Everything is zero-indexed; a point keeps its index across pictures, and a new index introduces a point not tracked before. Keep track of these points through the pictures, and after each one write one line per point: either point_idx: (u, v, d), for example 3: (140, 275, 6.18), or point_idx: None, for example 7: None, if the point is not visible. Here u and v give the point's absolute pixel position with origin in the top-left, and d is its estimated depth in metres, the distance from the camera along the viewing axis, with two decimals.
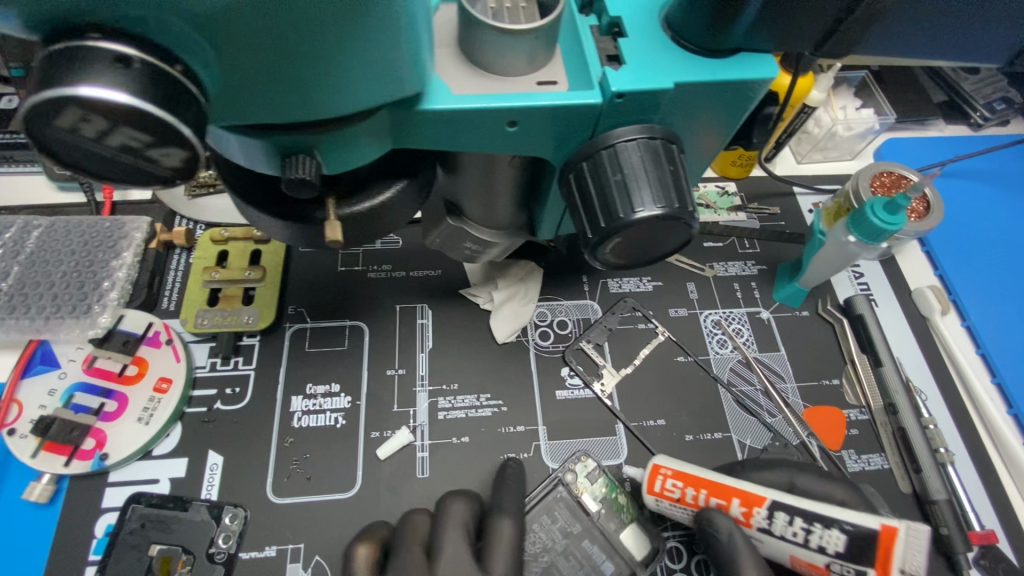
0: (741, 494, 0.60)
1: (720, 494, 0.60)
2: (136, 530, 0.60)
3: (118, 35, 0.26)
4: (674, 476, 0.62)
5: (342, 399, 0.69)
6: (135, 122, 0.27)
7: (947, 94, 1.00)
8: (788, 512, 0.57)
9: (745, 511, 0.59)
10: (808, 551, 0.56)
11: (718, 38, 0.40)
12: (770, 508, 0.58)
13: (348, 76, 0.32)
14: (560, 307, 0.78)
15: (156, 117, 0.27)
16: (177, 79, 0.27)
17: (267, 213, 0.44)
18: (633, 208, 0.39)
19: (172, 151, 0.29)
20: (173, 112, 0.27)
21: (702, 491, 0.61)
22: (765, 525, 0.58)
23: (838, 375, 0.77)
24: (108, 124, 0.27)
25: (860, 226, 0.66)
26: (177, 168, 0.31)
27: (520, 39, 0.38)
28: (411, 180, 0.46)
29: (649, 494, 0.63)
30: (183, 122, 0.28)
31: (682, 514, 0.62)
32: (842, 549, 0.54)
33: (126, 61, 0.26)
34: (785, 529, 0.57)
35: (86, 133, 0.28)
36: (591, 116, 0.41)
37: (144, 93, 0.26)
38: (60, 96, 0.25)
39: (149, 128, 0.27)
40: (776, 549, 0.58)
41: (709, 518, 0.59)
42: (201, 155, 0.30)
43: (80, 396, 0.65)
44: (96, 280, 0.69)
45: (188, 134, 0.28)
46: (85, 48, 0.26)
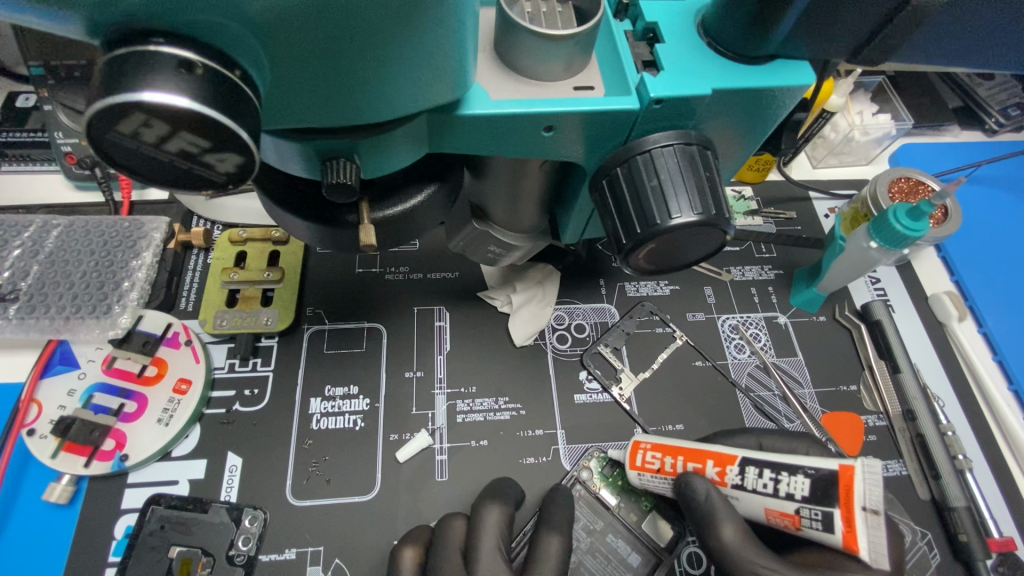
0: (715, 455, 0.61)
1: (697, 459, 0.61)
2: (156, 532, 0.60)
3: (180, 41, 0.27)
4: (652, 449, 0.63)
5: (360, 402, 0.69)
6: (195, 128, 0.28)
7: (962, 100, 1.00)
8: (757, 466, 0.58)
9: (719, 470, 0.60)
10: (777, 500, 0.56)
11: (757, 45, 0.40)
12: (742, 464, 0.59)
13: (395, 80, 0.32)
14: (578, 310, 0.77)
15: (216, 122, 0.28)
16: (236, 84, 0.28)
17: (298, 215, 0.44)
18: (670, 214, 0.39)
19: (228, 156, 0.30)
20: (234, 117, 0.28)
21: (679, 458, 0.62)
22: (738, 483, 0.59)
23: (856, 380, 0.77)
24: (169, 129, 0.28)
25: (883, 233, 0.67)
26: (230, 172, 0.32)
27: (561, 44, 0.38)
28: (442, 184, 0.46)
29: (632, 469, 0.64)
30: (242, 126, 0.28)
31: (662, 486, 0.63)
32: (808, 493, 0.54)
33: (190, 67, 0.27)
34: (756, 482, 0.58)
35: (147, 138, 0.29)
36: (628, 121, 0.41)
37: (204, 98, 0.27)
38: (127, 102, 0.26)
39: (208, 132, 0.28)
40: (752, 506, 0.58)
41: (687, 480, 0.60)
42: (255, 160, 0.31)
43: (100, 396, 0.65)
44: (116, 280, 0.69)
45: (246, 138, 0.29)
46: (148, 52, 0.26)
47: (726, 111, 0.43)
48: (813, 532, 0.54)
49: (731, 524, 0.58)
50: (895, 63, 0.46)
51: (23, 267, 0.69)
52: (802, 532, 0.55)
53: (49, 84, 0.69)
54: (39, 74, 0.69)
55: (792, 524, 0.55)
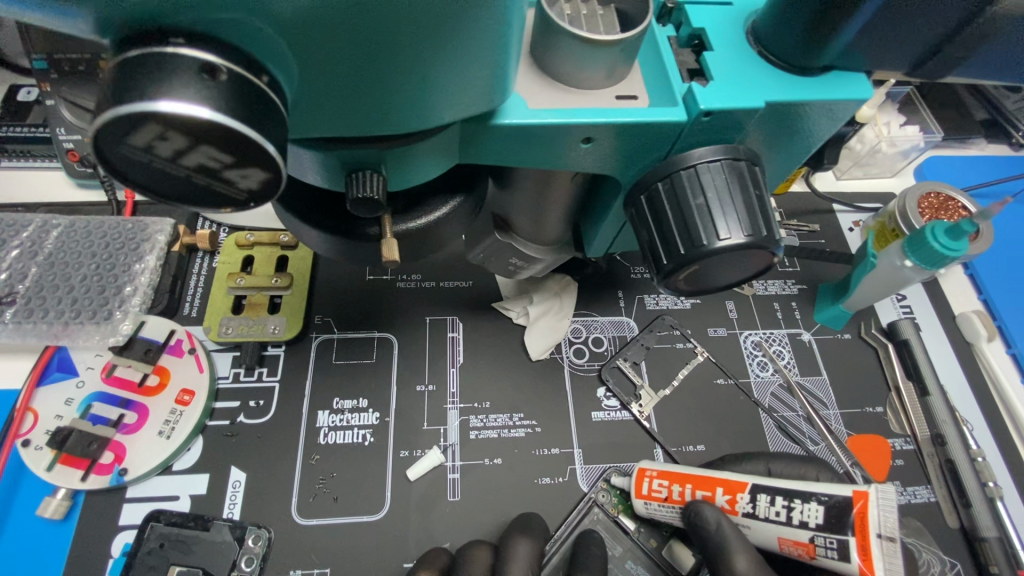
0: (724, 482, 0.57)
1: (707, 486, 0.57)
2: (154, 551, 0.57)
3: (202, 42, 0.24)
4: (659, 476, 0.60)
5: (370, 416, 0.66)
6: (217, 141, 0.26)
7: (989, 113, 0.97)
8: (770, 493, 0.55)
9: (730, 499, 0.56)
10: (791, 529, 0.53)
11: (811, 55, 0.38)
12: (752, 491, 0.56)
13: (435, 88, 0.30)
14: (596, 323, 0.75)
15: (239, 133, 0.25)
16: (262, 91, 0.26)
17: (314, 226, 0.41)
18: (718, 235, 0.37)
19: (252, 172, 0.28)
20: (261, 129, 0.25)
21: (688, 486, 0.58)
22: (749, 510, 0.56)
23: (882, 402, 0.73)
24: (187, 142, 0.26)
25: (919, 252, 0.65)
26: (251, 189, 0.29)
27: (604, 51, 0.36)
28: (467, 197, 0.43)
29: (638, 498, 0.60)
30: (269, 139, 0.26)
31: (670, 514, 0.59)
32: (823, 521, 0.51)
33: (213, 72, 0.24)
34: (768, 510, 0.54)
35: (161, 151, 0.26)
36: (672, 134, 0.38)
37: (227, 108, 0.24)
38: (141, 112, 0.24)
39: (232, 147, 0.26)
40: (764, 535, 0.55)
41: (697, 509, 0.56)
42: (281, 177, 0.28)
43: (98, 406, 0.63)
44: (117, 284, 0.66)
45: (272, 151, 0.26)
46: (166, 55, 0.24)
47: (776, 124, 0.40)
48: (828, 561, 0.51)
49: (744, 554, 0.54)
50: (952, 76, 0.43)
51: (21, 269, 0.66)
52: (817, 561, 0.52)
53: (52, 78, 0.68)
54: (42, 67, 0.67)
55: (806, 552, 0.52)
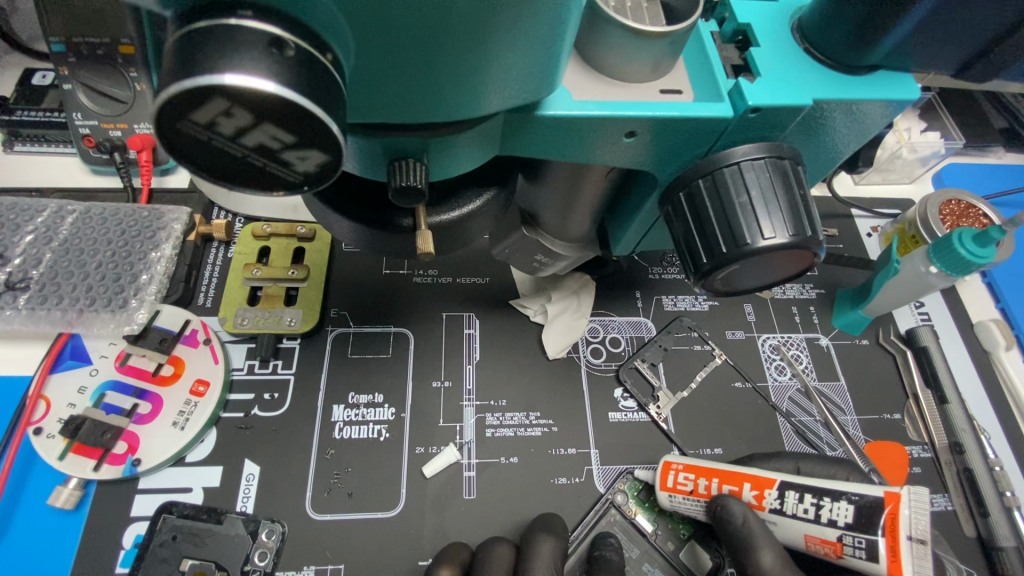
0: (752, 478, 0.57)
1: (733, 481, 0.57)
2: (167, 543, 0.56)
3: (267, 16, 0.24)
4: (685, 469, 0.59)
5: (385, 411, 0.66)
6: (282, 120, 0.25)
7: (1008, 121, 0.95)
8: (798, 490, 0.54)
9: (758, 495, 0.56)
10: (818, 527, 0.53)
11: (861, 54, 0.38)
12: (781, 488, 0.55)
13: (489, 75, 0.29)
14: (613, 323, 0.74)
15: (303, 111, 0.24)
16: (327, 69, 0.25)
17: (347, 216, 0.40)
18: (761, 234, 0.36)
19: (312, 154, 0.27)
20: (323, 108, 0.25)
21: (715, 481, 0.57)
22: (777, 507, 0.55)
23: (900, 409, 0.72)
24: (251, 119, 0.25)
25: (943, 256, 0.66)
26: (307, 173, 0.28)
27: (654, 43, 0.35)
28: (500, 190, 0.42)
29: (663, 491, 0.59)
30: (333, 119, 0.25)
31: (694, 508, 0.59)
32: (852, 521, 0.51)
33: (280, 47, 0.24)
34: (796, 507, 0.54)
35: (223, 129, 0.25)
36: (717, 130, 0.38)
37: (291, 83, 0.24)
38: (209, 85, 0.23)
39: (295, 126, 0.25)
40: (790, 532, 0.55)
41: (723, 503, 0.55)
42: (340, 161, 0.28)
43: (112, 395, 0.62)
44: (133, 272, 0.66)
45: (335, 131, 0.26)
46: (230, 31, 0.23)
47: (819, 123, 0.40)
48: (857, 561, 0.51)
49: (770, 550, 0.54)
50: (993, 81, 0.43)
51: (35, 254, 0.65)
52: (844, 560, 0.52)
53: (70, 62, 0.67)
54: (59, 51, 0.67)
55: (833, 551, 0.52)
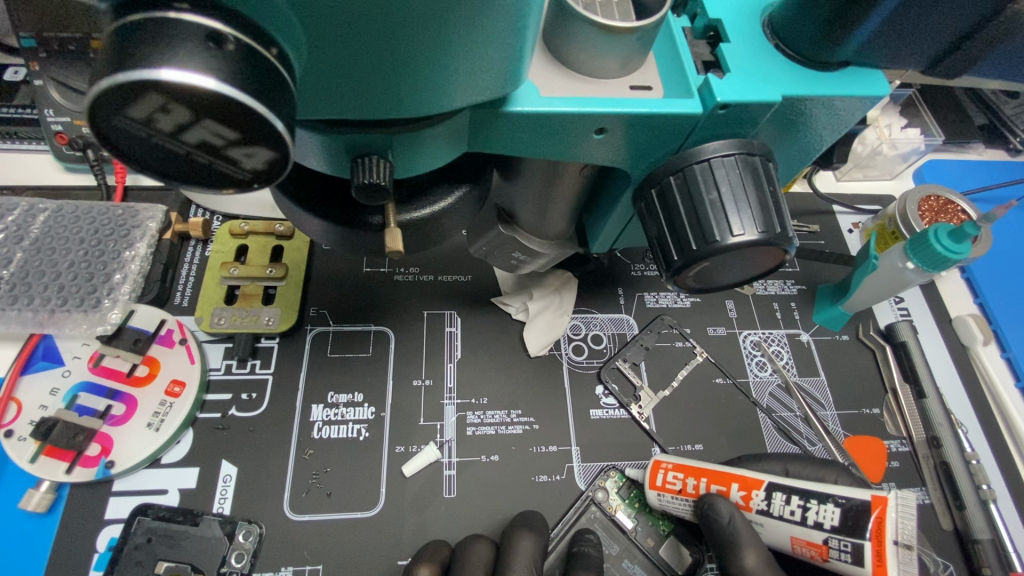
0: (740, 478, 0.57)
1: (721, 481, 0.57)
2: (142, 545, 0.56)
3: (209, 11, 0.23)
4: (674, 468, 0.59)
5: (365, 410, 0.65)
6: (222, 116, 0.24)
7: (988, 117, 0.96)
8: (785, 492, 0.54)
9: (745, 494, 0.56)
10: (805, 529, 0.53)
11: (829, 50, 0.38)
12: (768, 489, 0.55)
13: (450, 70, 0.29)
14: (595, 320, 0.74)
15: (245, 107, 0.24)
16: (272, 64, 0.25)
17: (314, 213, 0.39)
18: (730, 231, 0.36)
19: (259, 152, 0.26)
20: (267, 104, 0.24)
21: (703, 480, 0.58)
22: (763, 508, 0.55)
23: (878, 404, 0.73)
24: (190, 115, 0.24)
25: (920, 253, 0.66)
26: (256, 170, 0.28)
27: (621, 38, 0.35)
28: (473, 187, 0.42)
29: (651, 489, 0.60)
30: (277, 116, 0.25)
31: (682, 507, 0.59)
32: (838, 523, 0.51)
33: (219, 41, 0.23)
34: (783, 509, 0.54)
35: (162, 125, 0.25)
36: (687, 126, 0.38)
37: (233, 80, 0.23)
38: (141, 80, 0.22)
39: (239, 123, 0.25)
40: (777, 533, 0.55)
41: (710, 502, 0.56)
42: (289, 158, 0.27)
43: (85, 397, 0.61)
44: (106, 271, 0.64)
45: (281, 129, 0.25)
46: (171, 28, 0.23)
47: (790, 120, 0.40)
48: (842, 564, 0.51)
49: (753, 552, 0.54)
50: (964, 76, 0.43)
51: (6, 254, 0.64)
52: (829, 563, 0.52)
53: (40, 57, 0.64)
54: (29, 46, 0.64)
55: (819, 554, 0.52)
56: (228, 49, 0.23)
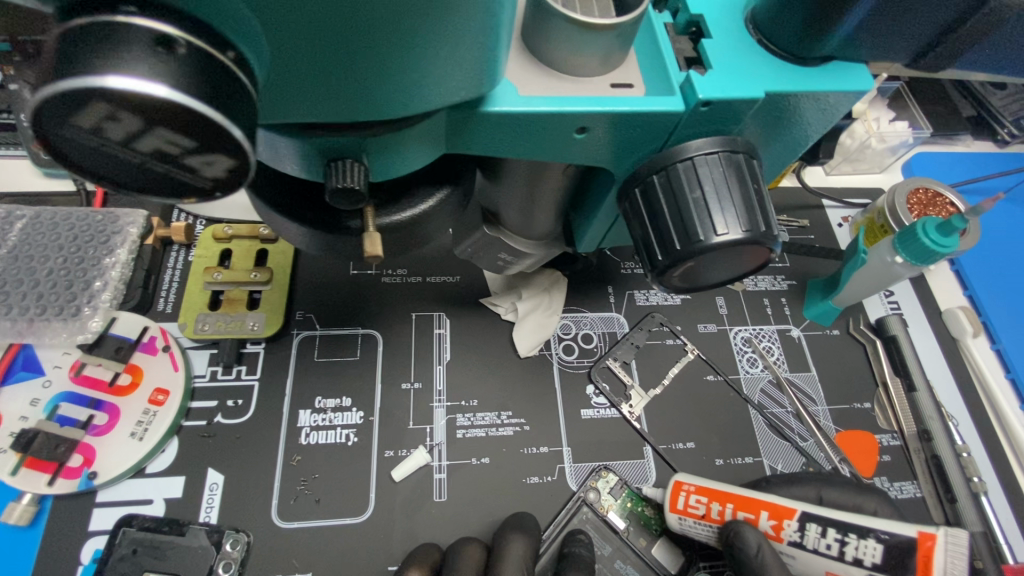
0: (770, 506, 0.56)
1: (750, 509, 0.56)
2: (126, 557, 0.55)
3: (161, 13, 0.23)
4: (697, 492, 0.58)
5: (353, 415, 0.64)
6: (175, 123, 0.23)
7: (975, 108, 0.96)
8: (820, 523, 0.53)
9: (775, 524, 0.55)
10: (842, 564, 0.52)
11: (812, 45, 0.37)
12: (801, 519, 0.54)
13: (422, 71, 0.28)
14: (585, 319, 0.73)
15: (201, 114, 0.23)
16: (226, 67, 0.24)
17: (290, 217, 0.39)
18: (714, 230, 0.35)
19: (218, 160, 0.26)
20: (223, 109, 0.23)
21: (728, 506, 0.57)
22: (796, 539, 0.55)
23: (869, 398, 0.73)
24: (141, 123, 0.23)
25: (909, 248, 0.65)
26: (217, 177, 0.27)
27: (600, 36, 0.34)
28: (455, 188, 0.41)
29: (672, 512, 0.59)
30: (235, 123, 0.24)
31: (705, 532, 0.58)
32: (880, 560, 0.51)
33: (169, 44, 0.23)
34: (818, 542, 0.53)
35: (113, 134, 0.24)
36: (669, 124, 0.37)
37: (186, 86, 0.23)
38: (85, 88, 0.21)
39: (194, 130, 0.24)
40: (810, 566, 0.54)
41: (737, 530, 0.55)
42: (249, 164, 0.27)
43: (66, 407, 0.60)
44: (86, 279, 0.63)
45: (239, 136, 0.24)
46: (118, 31, 0.22)
47: (774, 116, 0.39)
48: None
49: None
50: (949, 69, 0.43)
51: None
52: None
53: (15, 62, 0.62)
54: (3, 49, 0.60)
55: None
56: (195, 56, 0.23)
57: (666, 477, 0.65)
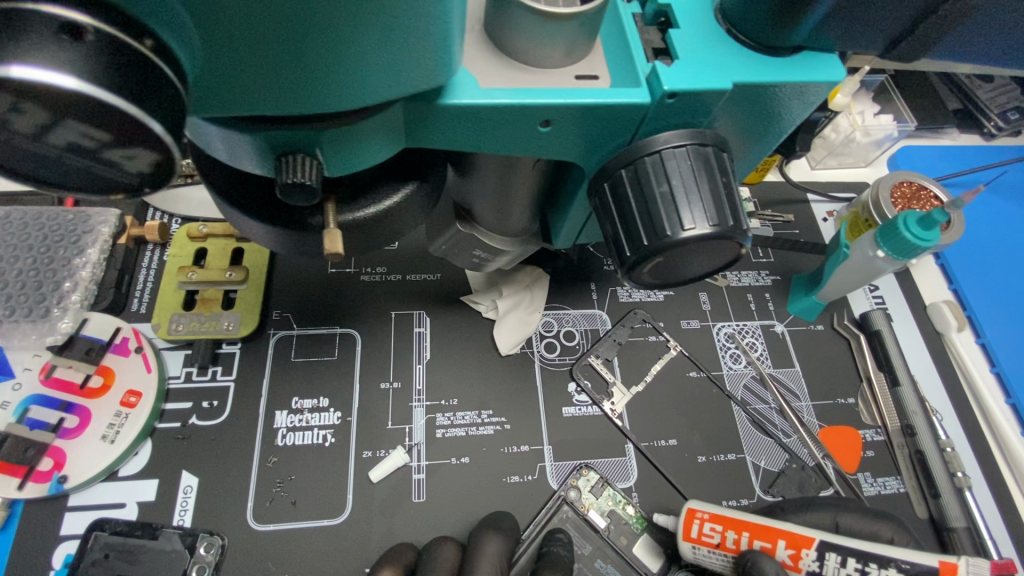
0: (787, 535, 0.54)
1: (767, 538, 0.54)
2: (99, 561, 0.54)
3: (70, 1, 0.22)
4: (711, 520, 0.56)
5: (331, 415, 0.63)
6: (89, 117, 0.23)
7: (961, 101, 0.96)
8: (840, 553, 0.52)
9: (792, 553, 0.54)
10: None
11: (781, 35, 0.36)
12: (820, 549, 0.53)
13: (367, 60, 0.27)
14: (567, 316, 0.73)
15: (116, 109, 0.23)
16: (147, 58, 0.24)
17: (249, 215, 0.38)
18: (682, 225, 0.35)
19: (138, 153, 0.26)
20: (143, 105, 0.24)
21: (744, 534, 0.55)
22: (814, 569, 0.53)
23: (853, 393, 0.72)
24: (50, 116, 0.23)
25: (892, 242, 0.65)
26: (142, 172, 0.27)
27: (561, 26, 0.33)
28: (421, 184, 0.40)
29: (686, 541, 0.56)
30: (154, 117, 0.24)
31: (719, 561, 0.56)
32: None
33: (78, 33, 0.22)
34: (837, 571, 0.52)
35: (22, 126, 0.24)
36: (636, 116, 0.36)
37: (97, 77, 0.23)
38: None
39: (110, 125, 0.24)
40: None
41: (754, 560, 0.53)
42: (174, 159, 0.27)
43: (36, 410, 0.59)
44: (55, 279, 0.62)
45: (159, 130, 0.25)
46: (23, 18, 0.22)
47: (745, 108, 0.38)
48: None
49: None
50: (923, 60, 0.42)
51: None
52: None
53: None
54: None
55: None
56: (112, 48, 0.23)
57: (650, 476, 0.65)
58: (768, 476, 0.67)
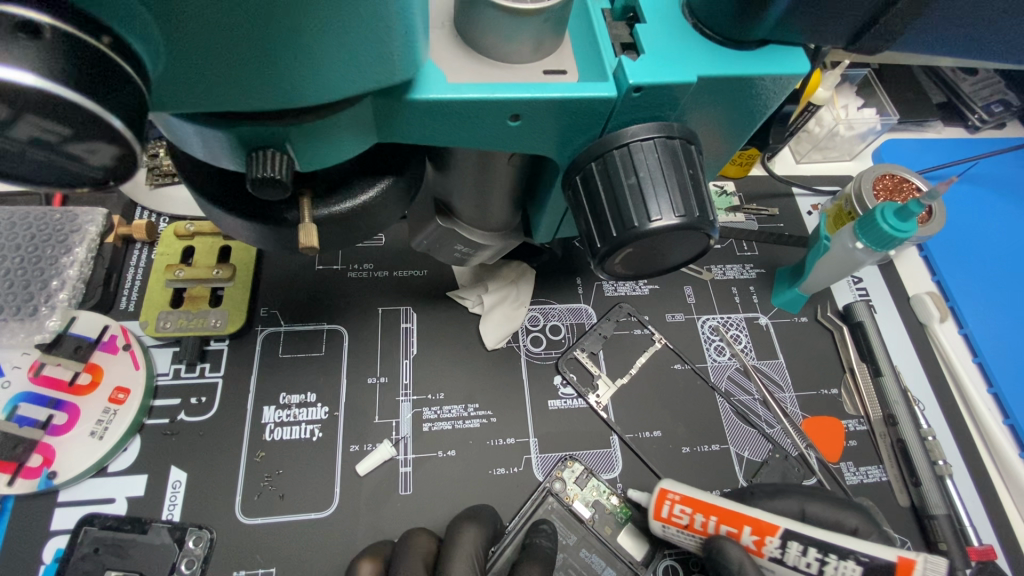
0: (753, 522, 0.55)
1: (733, 523, 0.55)
2: (88, 556, 0.55)
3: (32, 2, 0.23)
4: (681, 502, 0.57)
5: (318, 410, 0.64)
6: (49, 113, 0.24)
7: (946, 95, 0.96)
8: (802, 543, 0.53)
9: (756, 539, 0.55)
10: None
11: (745, 29, 0.37)
12: (783, 537, 0.54)
13: (328, 54, 0.28)
14: (553, 311, 0.73)
15: (77, 104, 0.24)
16: (105, 54, 0.25)
17: (227, 210, 0.38)
18: (649, 216, 0.36)
19: (100, 147, 0.27)
20: (100, 101, 0.25)
21: (712, 517, 0.56)
22: (777, 555, 0.54)
23: (837, 384, 0.73)
24: (10, 112, 0.24)
25: (869, 233, 0.65)
26: (106, 165, 0.29)
27: (527, 22, 0.34)
28: (397, 179, 0.41)
29: (655, 520, 0.58)
30: (113, 112, 0.26)
31: (688, 541, 0.57)
32: None
33: (35, 30, 0.23)
34: (798, 560, 0.53)
35: None
36: (604, 110, 0.37)
37: (55, 73, 0.24)
38: None
39: (70, 120, 0.25)
40: None
41: (719, 546, 0.54)
42: (135, 152, 0.28)
43: (25, 407, 0.60)
44: (43, 279, 0.63)
45: (119, 125, 0.26)
46: None
47: (713, 101, 0.39)
48: None
49: None
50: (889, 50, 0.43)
51: None
52: None
53: None
54: None
55: None
56: (72, 44, 0.24)
57: (634, 467, 0.66)
58: (752, 466, 0.67)
